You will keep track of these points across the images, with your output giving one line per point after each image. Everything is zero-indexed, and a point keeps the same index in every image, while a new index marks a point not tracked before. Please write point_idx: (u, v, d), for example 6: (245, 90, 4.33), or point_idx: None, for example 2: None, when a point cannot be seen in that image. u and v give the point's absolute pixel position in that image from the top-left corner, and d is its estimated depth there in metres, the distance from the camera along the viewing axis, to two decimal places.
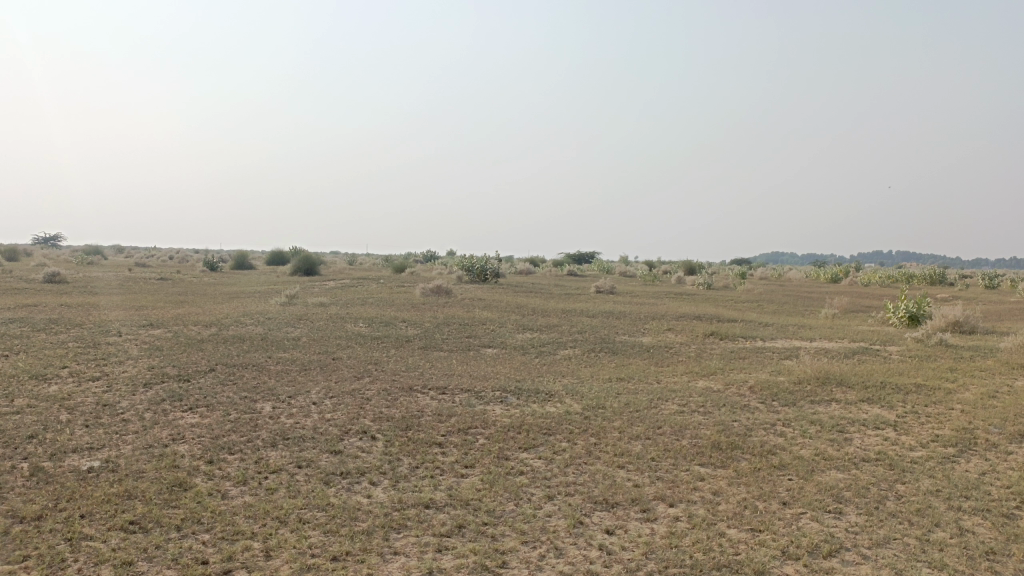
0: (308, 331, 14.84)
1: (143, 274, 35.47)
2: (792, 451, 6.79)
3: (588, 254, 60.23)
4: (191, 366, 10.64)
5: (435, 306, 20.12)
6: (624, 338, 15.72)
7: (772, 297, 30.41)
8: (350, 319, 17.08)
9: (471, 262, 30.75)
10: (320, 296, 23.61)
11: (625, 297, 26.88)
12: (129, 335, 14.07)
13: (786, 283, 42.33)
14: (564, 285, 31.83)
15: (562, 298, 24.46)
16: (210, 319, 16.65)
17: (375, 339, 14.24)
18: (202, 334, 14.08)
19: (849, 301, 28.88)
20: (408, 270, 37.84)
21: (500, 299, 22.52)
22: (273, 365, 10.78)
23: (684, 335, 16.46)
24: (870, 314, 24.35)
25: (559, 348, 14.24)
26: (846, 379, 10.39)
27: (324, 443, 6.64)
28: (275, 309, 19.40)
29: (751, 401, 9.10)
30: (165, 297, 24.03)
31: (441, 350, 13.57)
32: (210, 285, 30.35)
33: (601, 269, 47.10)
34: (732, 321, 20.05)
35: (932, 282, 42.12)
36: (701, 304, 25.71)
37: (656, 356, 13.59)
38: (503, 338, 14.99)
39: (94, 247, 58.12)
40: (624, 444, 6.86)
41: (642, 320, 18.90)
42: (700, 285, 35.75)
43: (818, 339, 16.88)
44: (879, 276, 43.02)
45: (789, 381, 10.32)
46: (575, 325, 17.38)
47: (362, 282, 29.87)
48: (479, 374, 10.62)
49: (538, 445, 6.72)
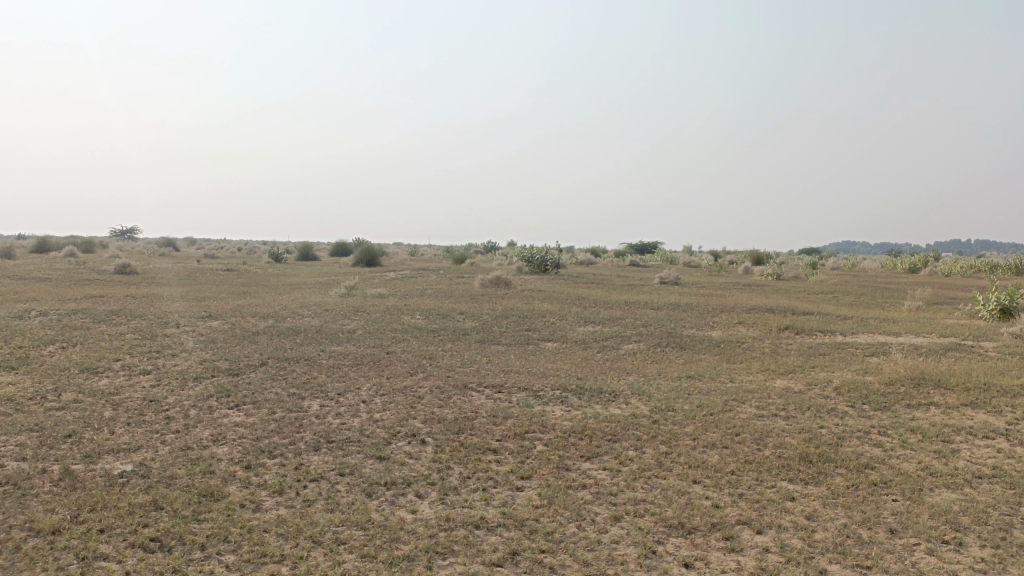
0: (364, 323, 14.51)
1: (209, 266, 36.12)
2: (893, 467, 5.98)
3: (653, 244, 59.00)
4: (242, 360, 10.35)
5: (494, 298, 19.59)
6: (692, 332, 14.91)
7: (847, 288, 28.83)
8: (407, 311, 16.70)
9: (531, 253, 30.16)
10: (378, 287, 23.33)
11: (691, 288, 25.81)
12: (187, 327, 13.99)
13: (860, 274, 40.45)
14: (627, 275, 30.95)
15: (625, 289, 23.64)
16: (268, 311, 16.49)
17: (431, 332, 13.79)
18: (258, 326, 13.86)
19: (932, 292, 27.14)
20: (469, 260, 37.51)
21: (562, 290, 21.85)
22: (326, 360, 10.39)
23: (756, 329, 15.50)
24: (957, 307, 22.74)
25: (623, 342, 13.52)
26: (943, 380, 9.39)
27: (370, 448, 6.14)
28: (334, 300, 19.20)
29: (838, 405, 8.25)
30: (228, 289, 24.19)
31: (499, 343, 13.03)
32: (274, 276, 30.60)
33: (665, 258, 45.96)
34: (807, 314, 18.88)
35: (1018, 272, 39.63)
36: (772, 296, 24.48)
37: (727, 352, 12.75)
38: (564, 332, 14.36)
39: (166, 239, 59.66)
40: (699, 454, 6.15)
41: (711, 313, 18.00)
42: (769, 275, 34.35)
43: (904, 334, 15.69)
44: (961, 266, 40.73)
45: (878, 382, 9.39)
46: (640, 318, 16.60)
47: (421, 273, 29.62)
48: (538, 371, 10.00)
49: (603, 454, 6.08)
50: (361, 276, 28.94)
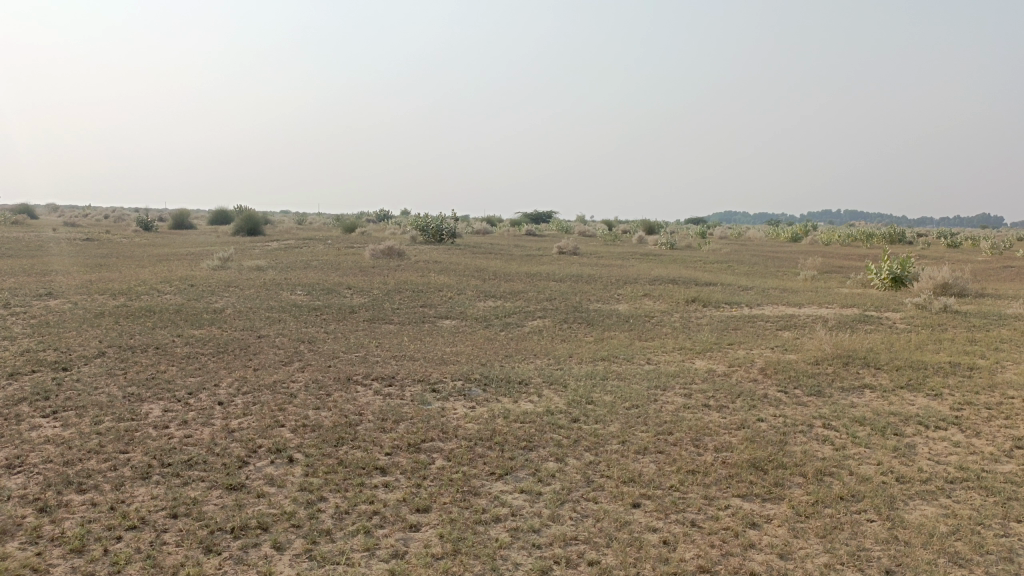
0: (236, 301, 12.78)
1: (66, 234, 32.51)
2: (854, 473, 5.10)
3: (547, 215, 58.40)
4: (74, 351, 8.53)
5: (385, 271, 18.08)
6: (598, 306, 14.02)
7: (741, 258, 28.94)
8: (286, 286, 14.97)
9: (426, 222, 28.64)
10: (257, 259, 21.22)
11: (591, 259, 25.05)
12: (18, 308, 11.82)
13: (748, 243, 41.17)
14: (524, 245, 30.01)
15: (524, 260, 22.59)
16: (123, 287, 14.37)
17: (313, 310, 12.26)
18: (107, 306, 11.87)
19: (821, 261, 27.51)
20: (359, 230, 35.50)
21: (458, 261, 20.56)
22: (181, 349, 8.73)
23: (663, 302, 14.75)
24: (848, 276, 23.01)
25: (527, 319, 12.45)
26: (870, 357, 8.76)
27: (218, 475, 4.74)
28: (204, 274, 17.15)
29: (769, 390, 7.42)
30: (84, 260, 21.55)
31: (391, 322, 11.68)
32: (141, 247, 27.77)
33: (560, 227, 45.52)
34: (710, 285, 18.40)
35: (891, 241, 41.42)
36: (671, 266, 24.10)
37: (637, 328, 11.89)
38: (463, 308, 13.14)
39: (23, 205, 53.85)
40: (633, 463, 5.09)
41: (615, 285, 17.23)
42: (664, 244, 34.32)
43: (808, 305, 15.40)
44: (840, 236, 42.24)
45: (804, 361, 8.68)
46: (542, 291, 15.56)
47: (308, 243, 27.62)
48: (435, 356, 8.73)
49: (516, 468, 4.91)
50: (239, 246, 26.65)
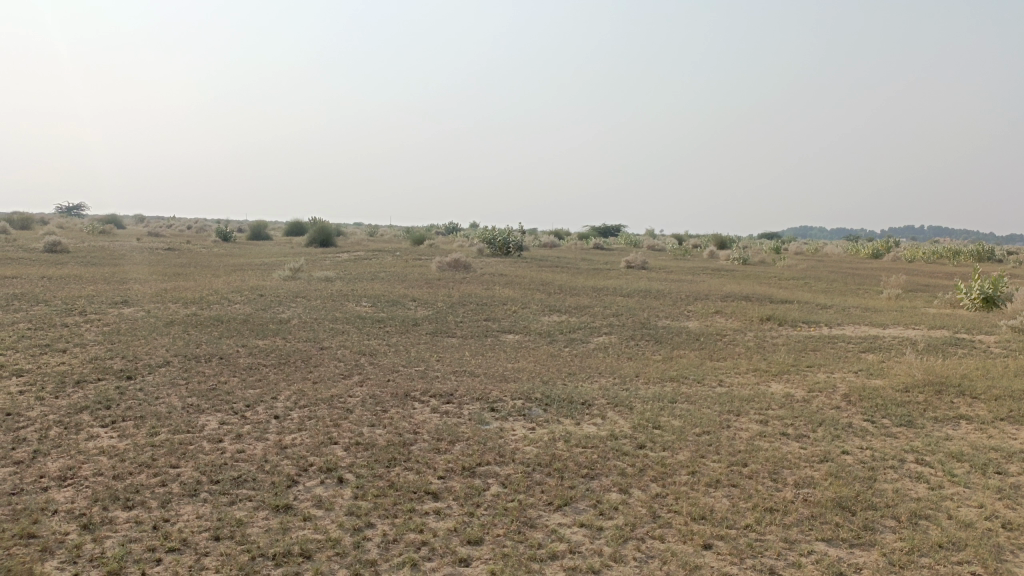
0: (302, 311, 12.83)
1: (149, 244, 33.73)
2: (953, 517, 4.58)
3: (615, 228, 57.77)
4: (141, 360, 8.61)
5: (451, 283, 17.98)
6: (667, 323, 13.55)
7: (818, 275, 27.83)
8: (352, 297, 14.99)
9: (493, 234, 28.55)
10: (326, 270, 21.47)
11: (660, 274, 24.47)
12: (94, 315, 12.13)
13: (825, 259, 39.72)
14: (592, 259, 29.61)
15: (591, 274, 22.20)
16: (195, 296, 14.65)
17: (377, 322, 12.18)
18: (177, 315, 12.06)
19: (905, 279, 26.18)
20: (427, 241, 35.71)
21: (524, 275, 20.33)
22: (243, 359, 8.72)
23: (736, 320, 14.15)
24: (935, 296, 21.79)
25: (592, 335, 12.09)
26: (965, 385, 8.08)
27: (265, 495, 4.57)
28: (274, 284, 17.40)
29: (853, 420, 6.88)
30: (163, 269, 22.22)
31: (454, 335, 11.50)
32: (217, 256, 28.57)
33: (629, 241, 44.88)
34: (786, 303, 17.63)
35: (981, 258, 39.29)
36: (744, 283, 23.32)
37: (708, 347, 11.39)
38: (527, 322, 12.87)
39: (112, 216, 56.32)
40: (704, 497, 4.70)
41: (685, 301, 16.68)
42: (737, 259, 33.35)
43: (891, 325, 14.55)
44: (924, 252, 40.32)
45: (891, 387, 8.06)
46: (609, 306, 15.16)
47: (377, 254, 27.88)
48: (496, 373, 8.48)
49: (576, 499, 4.59)
50: (309, 257, 27.12)
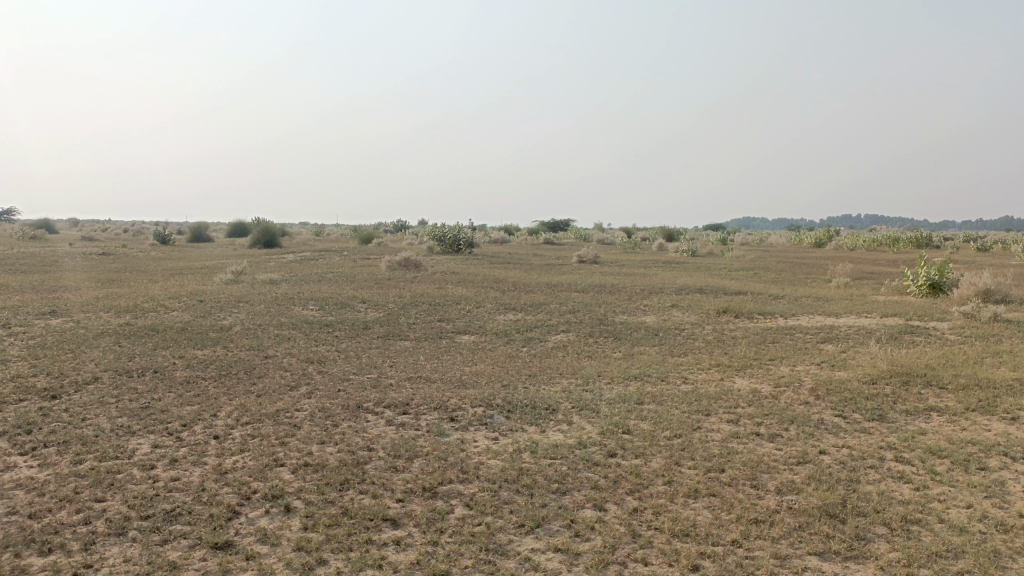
0: (245, 317, 12.18)
1: (81, 249, 32.23)
2: (944, 521, 4.35)
3: (564, 223, 57.71)
4: (67, 377, 7.94)
5: (401, 283, 17.45)
6: (624, 319, 13.30)
7: (767, 265, 28.07)
8: (298, 301, 14.37)
9: (442, 231, 28.02)
10: (271, 273, 20.71)
11: (612, 268, 24.30)
12: (18, 328, 11.30)
13: (771, 249, 40.28)
14: (543, 254, 29.34)
15: (544, 270, 21.90)
16: (130, 304, 13.85)
17: (325, 326, 11.64)
18: (110, 325, 11.31)
19: (851, 266, 26.54)
20: (376, 240, 35.00)
21: (476, 272, 19.91)
22: (180, 372, 8.12)
23: (693, 314, 13.98)
24: (882, 283, 22.10)
25: (550, 333, 11.76)
26: (930, 375, 7.96)
27: (203, 531, 4.08)
28: (215, 289, 16.63)
29: (825, 417, 6.67)
30: (97, 276, 21.14)
31: (407, 338, 11.04)
32: (155, 261, 27.43)
33: (579, 236, 44.81)
34: (740, 294, 17.58)
35: (919, 245, 40.30)
36: (696, 274, 23.33)
37: (668, 342, 11.16)
38: (482, 322, 12.48)
39: (43, 220, 53.92)
40: (685, 511, 4.38)
41: (640, 295, 16.50)
42: (686, 251, 33.45)
43: (845, 314, 14.59)
44: (865, 240, 41.16)
45: (857, 379, 7.92)
46: (565, 302, 14.86)
47: (324, 255, 27.10)
48: (454, 378, 8.08)
49: (549, 519, 4.22)
50: (252, 259, 26.25)
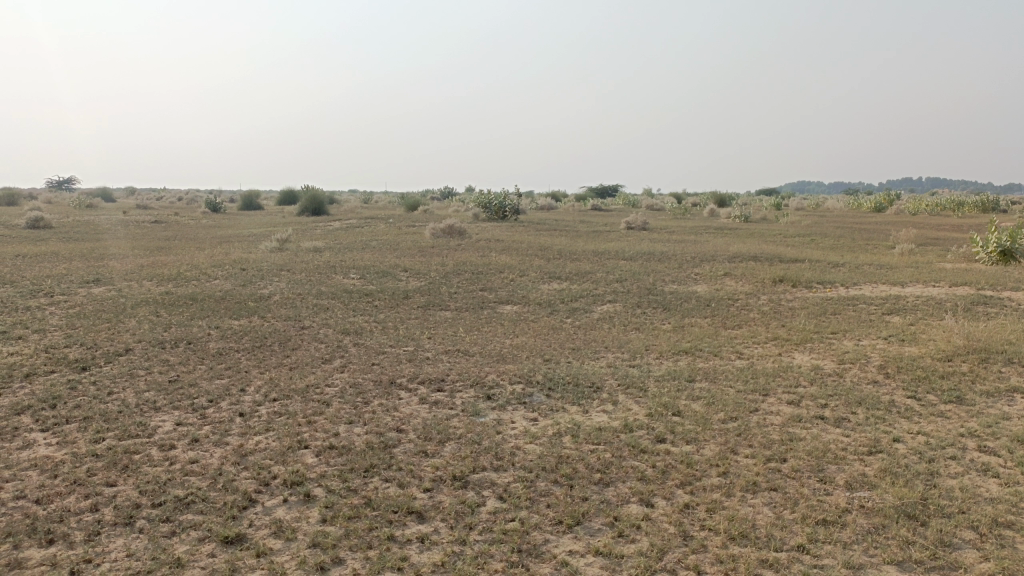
0: (286, 286, 11.98)
1: (133, 217, 32.67)
2: None
3: (613, 188, 56.69)
4: (100, 347, 7.79)
5: (445, 251, 17.10)
6: (674, 288, 12.73)
7: (824, 231, 26.95)
8: (339, 269, 14.14)
9: (488, 198, 27.55)
10: (315, 240, 20.55)
11: (661, 234, 23.57)
12: (61, 297, 11.27)
13: (828, 214, 38.77)
14: (590, 221, 28.70)
15: (591, 237, 21.30)
16: (173, 272, 13.79)
17: (365, 296, 11.36)
18: (150, 294, 11.20)
19: (915, 232, 25.28)
20: (421, 207, 34.71)
21: (521, 240, 19.44)
22: (214, 343, 7.90)
23: (747, 283, 13.32)
24: (948, 249, 20.93)
25: (595, 303, 11.29)
26: (1012, 352, 7.28)
27: (215, 523, 3.78)
28: (259, 257, 16.54)
29: (896, 399, 6.10)
30: (146, 244, 21.32)
31: (447, 308, 10.70)
32: (204, 228, 27.63)
33: (628, 202, 43.84)
34: (796, 262, 16.77)
35: (985, 209, 38.33)
36: (749, 241, 22.45)
37: (720, 313, 10.60)
38: (525, 291, 12.06)
39: (101, 189, 55.08)
40: (743, 509, 3.92)
41: (691, 263, 15.85)
42: (739, 216, 32.37)
43: (911, 283, 13.76)
44: (928, 205, 39.32)
45: (929, 356, 7.30)
46: (612, 271, 14.32)
47: (369, 222, 26.91)
48: (493, 351, 7.70)
49: (589, 516, 3.81)
50: (298, 227, 26.20)
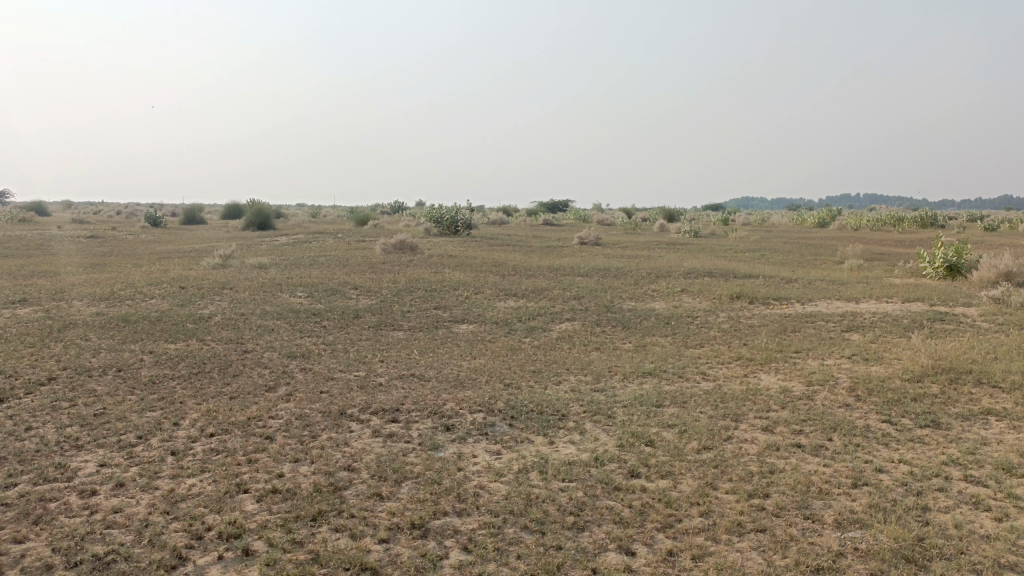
0: (228, 306, 11.37)
1: (69, 232, 31.27)
2: None
3: (564, 203, 56.90)
4: (20, 375, 7.12)
5: (397, 267, 16.62)
6: (632, 305, 12.49)
7: (773, 246, 27.22)
8: (286, 287, 13.55)
9: (439, 213, 27.15)
10: (260, 256, 19.85)
11: (614, 250, 23.48)
12: None
13: (776, 229, 39.39)
14: (543, 235, 28.53)
15: (544, 253, 21.03)
16: (108, 291, 13.02)
17: (313, 315, 10.82)
18: (81, 315, 10.47)
19: (861, 247, 25.70)
20: (371, 222, 34.09)
21: (474, 255, 19.07)
22: (147, 371, 7.30)
23: (705, 300, 13.17)
24: (895, 265, 21.27)
25: (554, 322, 10.95)
26: (979, 371, 7.16)
27: None
28: (201, 274, 15.80)
29: (872, 423, 5.88)
30: (80, 260, 20.31)
31: (400, 328, 10.23)
32: (144, 244, 26.55)
33: (579, 217, 43.86)
34: (751, 278, 16.75)
35: (924, 224, 39.40)
36: (702, 257, 22.50)
37: (681, 332, 10.37)
38: (481, 310, 11.67)
39: (35, 202, 52.85)
40: (731, 556, 3.59)
41: (648, 279, 15.67)
42: (689, 232, 32.58)
43: (865, 299, 13.78)
44: (869, 220, 40.24)
45: (898, 377, 7.13)
46: (569, 288, 14.04)
47: (317, 237, 26.20)
48: (450, 376, 7.28)
49: (565, 569, 3.43)
50: (244, 242, 25.35)
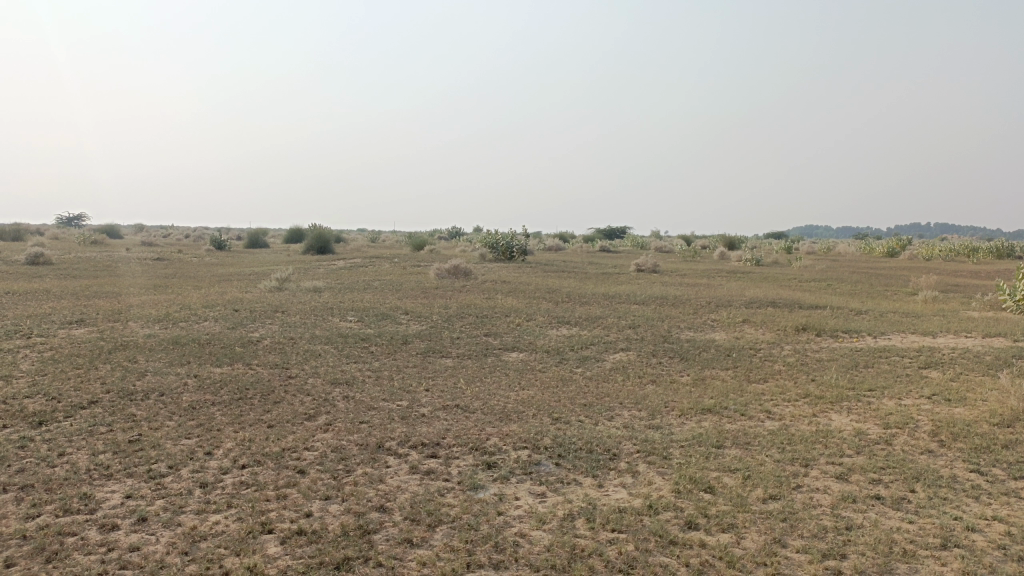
0: (278, 330, 11.27)
1: (137, 254, 32.16)
2: None
3: (621, 230, 56.29)
4: (63, 398, 7.04)
5: (449, 293, 16.43)
6: (691, 336, 11.98)
7: (839, 276, 26.23)
8: (337, 311, 13.46)
9: (495, 238, 27.01)
10: (316, 280, 19.94)
11: (672, 278, 22.89)
12: (38, 338, 10.57)
13: (841, 258, 38.09)
14: (598, 263, 28.09)
15: (600, 280, 20.61)
16: (163, 313, 13.11)
17: (362, 341, 10.64)
18: (133, 337, 10.49)
19: (933, 278, 24.54)
20: (427, 247, 34.20)
21: (528, 282, 18.77)
22: (188, 396, 7.15)
23: (768, 331, 12.56)
24: (971, 296, 20.17)
25: (607, 352, 10.52)
26: None
27: None
28: (256, 297, 15.88)
29: (959, 473, 5.30)
30: (143, 282, 20.73)
31: (448, 356, 9.96)
32: (206, 266, 27.09)
33: (636, 244, 43.26)
34: (816, 309, 16.01)
35: (1000, 254, 37.59)
36: (764, 286, 21.76)
37: (743, 365, 9.82)
38: (533, 337, 11.33)
39: (109, 225, 54.84)
40: None
41: (707, 309, 15.10)
42: (749, 260, 31.73)
43: (941, 333, 12.97)
44: (941, 249, 38.60)
45: (986, 421, 6.49)
46: (624, 316, 13.58)
47: (374, 261, 26.33)
48: (497, 408, 6.93)
49: None
50: (301, 265, 25.64)
